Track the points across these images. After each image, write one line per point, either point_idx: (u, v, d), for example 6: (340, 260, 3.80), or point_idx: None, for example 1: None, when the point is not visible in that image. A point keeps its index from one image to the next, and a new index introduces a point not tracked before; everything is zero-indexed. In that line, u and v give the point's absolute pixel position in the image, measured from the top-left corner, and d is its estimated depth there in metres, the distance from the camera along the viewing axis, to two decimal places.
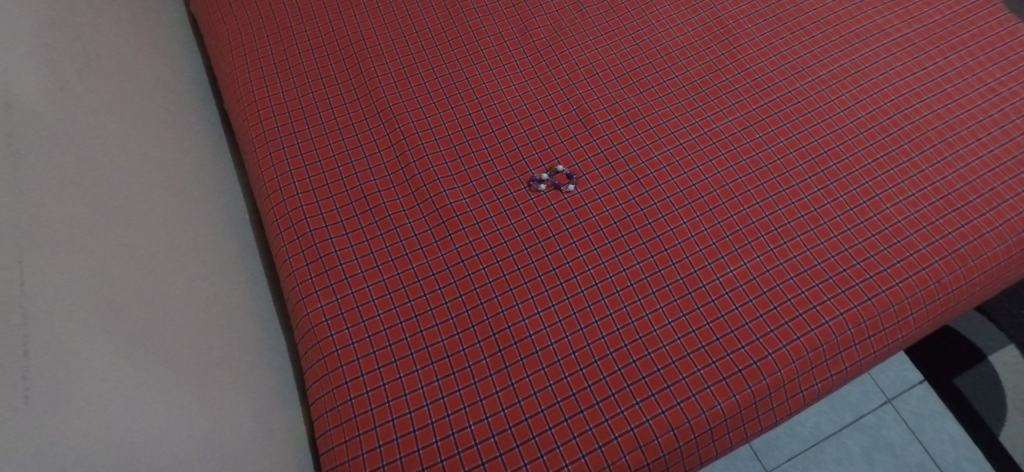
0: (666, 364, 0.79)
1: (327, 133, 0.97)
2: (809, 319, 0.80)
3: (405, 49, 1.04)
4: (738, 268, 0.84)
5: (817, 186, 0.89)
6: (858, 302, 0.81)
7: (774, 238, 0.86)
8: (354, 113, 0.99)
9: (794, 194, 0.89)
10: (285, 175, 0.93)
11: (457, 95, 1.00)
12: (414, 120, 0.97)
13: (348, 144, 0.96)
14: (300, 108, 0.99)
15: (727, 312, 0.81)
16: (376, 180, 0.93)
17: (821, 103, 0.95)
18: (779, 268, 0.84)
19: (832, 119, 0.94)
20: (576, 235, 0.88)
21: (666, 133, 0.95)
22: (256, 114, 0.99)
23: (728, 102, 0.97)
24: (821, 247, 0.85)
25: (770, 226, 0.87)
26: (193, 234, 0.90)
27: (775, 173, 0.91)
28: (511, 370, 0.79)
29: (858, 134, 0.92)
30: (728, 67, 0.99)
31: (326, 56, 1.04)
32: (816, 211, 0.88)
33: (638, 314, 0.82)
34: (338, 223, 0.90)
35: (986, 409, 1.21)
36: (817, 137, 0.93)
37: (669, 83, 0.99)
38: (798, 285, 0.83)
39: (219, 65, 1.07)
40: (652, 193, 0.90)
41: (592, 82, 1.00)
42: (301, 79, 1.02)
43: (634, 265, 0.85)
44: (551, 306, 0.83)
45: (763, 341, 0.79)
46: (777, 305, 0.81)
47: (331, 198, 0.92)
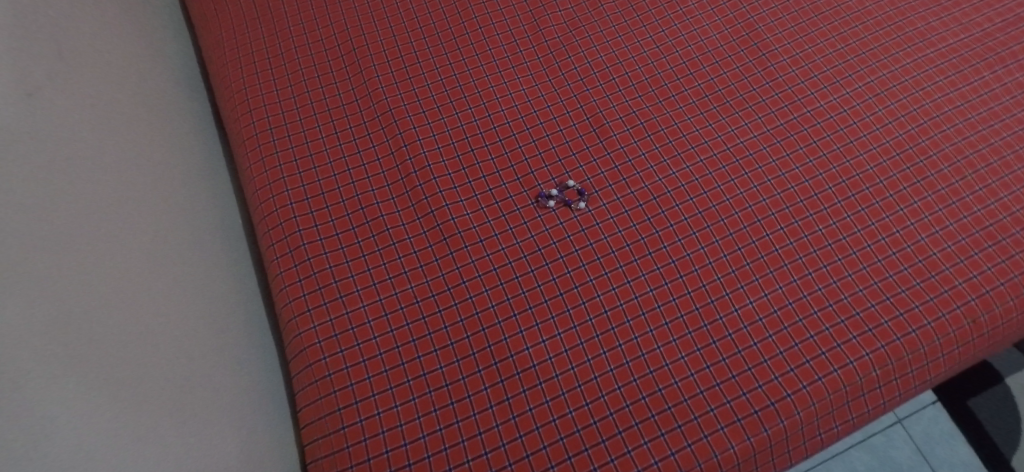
0: (678, 402, 0.73)
1: (324, 138, 0.91)
2: (833, 359, 0.75)
3: (408, 48, 0.98)
4: (758, 299, 0.79)
5: (847, 211, 0.83)
6: (886, 342, 0.76)
7: (799, 268, 0.80)
8: (353, 116, 0.93)
9: (822, 220, 0.83)
10: (279, 182, 0.88)
11: (462, 98, 0.93)
12: (416, 125, 0.91)
13: (345, 151, 0.90)
14: (295, 109, 0.93)
15: (745, 347, 0.76)
16: (374, 190, 0.88)
17: (855, 120, 0.88)
18: (802, 301, 0.78)
19: (867, 138, 0.87)
20: (585, 257, 0.83)
21: (686, 147, 0.89)
22: (250, 113, 0.93)
23: (755, 115, 0.90)
24: (849, 279, 0.79)
25: (795, 254, 0.81)
26: (170, 249, 0.86)
27: (803, 196, 0.84)
28: (512, 403, 0.75)
29: (894, 156, 0.86)
30: (756, 76, 0.92)
31: (325, 54, 0.98)
32: (846, 239, 0.81)
33: (649, 346, 0.77)
34: (333, 237, 0.85)
35: (1002, 435, 1.15)
36: (850, 157, 0.86)
37: (691, 92, 0.92)
38: (823, 321, 0.77)
39: (211, 57, 1.01)
40: (668, 214, 0.85)
41: (609, 89, 0.93)
42: (297, 78, 0.96)
43: (647, 293, 0.80)
44: (557, 335, 0.78)
45: (782, 380, 0.74)
46: (799, 343, 0.76)
47: (326, 209, 0.86)
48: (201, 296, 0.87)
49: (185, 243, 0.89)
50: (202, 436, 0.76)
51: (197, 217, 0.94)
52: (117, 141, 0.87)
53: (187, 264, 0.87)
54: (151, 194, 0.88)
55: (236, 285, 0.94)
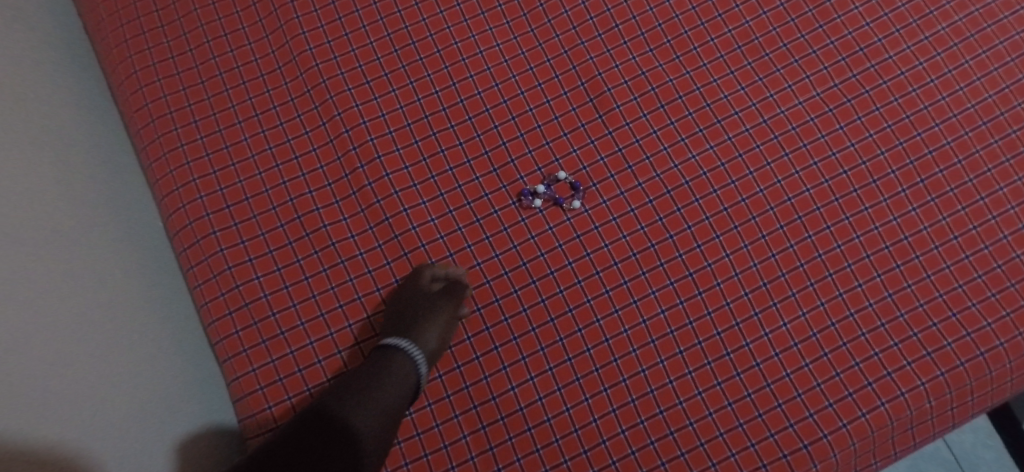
0: (693, 446, 0.64)
1: (244, 129, 0.76)
2: (880, 390, 0.64)
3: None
4: (793, 321, 0.67)
5: (913, 203, 0.68)
6: (946, 369, 0.64)
7: (846, 278, 0.67)
8: (281, 103, 0.77)
9: (879, 215, 0.68)
10: (188, 186, 0.74)
11: (417, 61, 0.77)
12: (358, 102, 0.76)
13: (266, 144, 0.75)
14: (205, 97, 0.78)
15: (775, 380, 0.65)
16: (312, 192, 0.73)
17: (934, 77, 0.70)
18: (848, 321, 0.66)
19: (947, 102, 0.70)
20: (581, 272, 0.69)
21: (710, 121, 0.72)
22: (148, 104, 0.78)
23: (801, 72, 0.72)
24: (908, 292, 0.66)
25: (842, 261, 0.67)
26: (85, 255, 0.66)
27: (858, 183, 0.69)
28: (497, 453, 0.65)
29: (963, 135, 0.69)
30: (806, 17, 0.73)
31: (240, 24, 0.81)
32: (908, 241, 0.67)
33: (659, 381, 0.66)
34: (265, 255, 0.71)
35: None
36: (921, 128, 0.69)
37: (718, 43, 0.74)
38: (871, 345, 0.65)
39: (94, 26, 0.83)
40: (685, 212, 0.70)
41: (610, 41, 0.76)
42: (203, 55, 0.80)
43: (657, 316, 0.68)
44: (548, 371, 0.67)
45: (817, 418, 0.64)
46: (840, 372, 0.65)
47: (253, 220, 0.73)
48: (130, 313, 0.68)
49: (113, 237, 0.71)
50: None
51: (110, 209, 0.74)
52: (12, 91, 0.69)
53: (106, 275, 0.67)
54: (43, 178, 0.66)
55: (165, 296, 0.74)
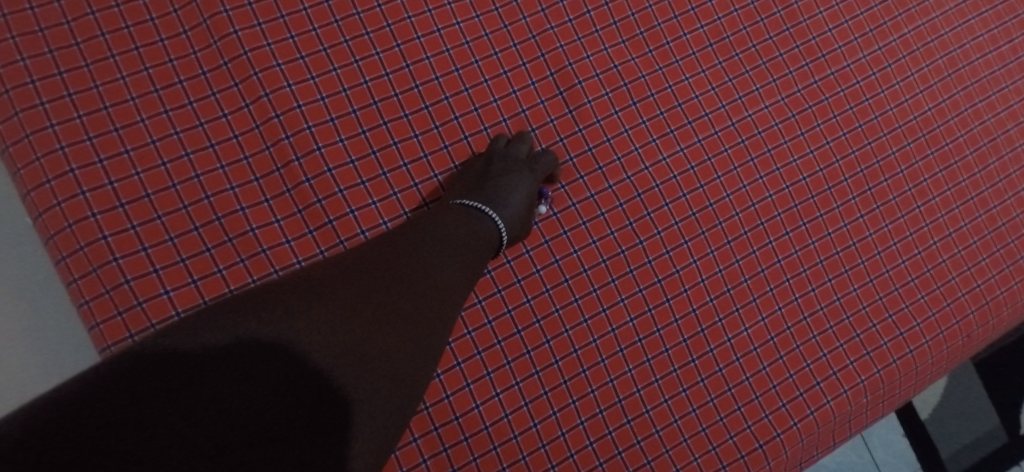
0: (659, 454, 0.64)
1: (138, 104, 0.59)
2: (828, 389, 0.67)
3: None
4: (753, 325, 0.68)
5: (860, 210, 0.71)
6: (882, 366, 0.68)
7: (802, 283, 0.69)
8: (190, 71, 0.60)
9: (832, 222, 0.70)
10: (63, 178, 0.55)
11: (364, 34, 0.64)
12: (291, 80, 0.61)
13: (170, 118, 0.59)
14: (72, 43, 0.58)
15: (735, 384, 0.66)
16: (234, 187, 0.59)
17: (884, 87, 0.73)
18: (801, 325, 0.68)
19: (893, 112, 0.73)
20: (549, 280, 0.65)
21: (681, 122, 0.69)
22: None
23: (768, 75, 0.72)
24: (854, 295, 0.69)
25: (798, 266, 0.69)
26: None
27: (814, 190, 0.70)
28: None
29: (905, 145, 0.72)
30: (774, 18, 0.73)
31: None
32: (855, 247, 0.70)
33: (627, 391, 0.64)
34: (176, 265, 0.56)
35: (934, 411, 0.95)
36: (872, 137, 0.72)
37: (691, 39, 0.71)
38: (820, 346, 0.68)
39: None
40: (655, 217, 0.67)
41: (580, 28, 0.69)
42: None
43: (626, 324, 0.65)
44: (514, 385, 0.63)
45: (773, 418, 0.66)
46: (794, 374, 0.67)
47: (158, 222, 0.57)
48: None
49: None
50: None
51: None
52: None
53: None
54: None
55: None
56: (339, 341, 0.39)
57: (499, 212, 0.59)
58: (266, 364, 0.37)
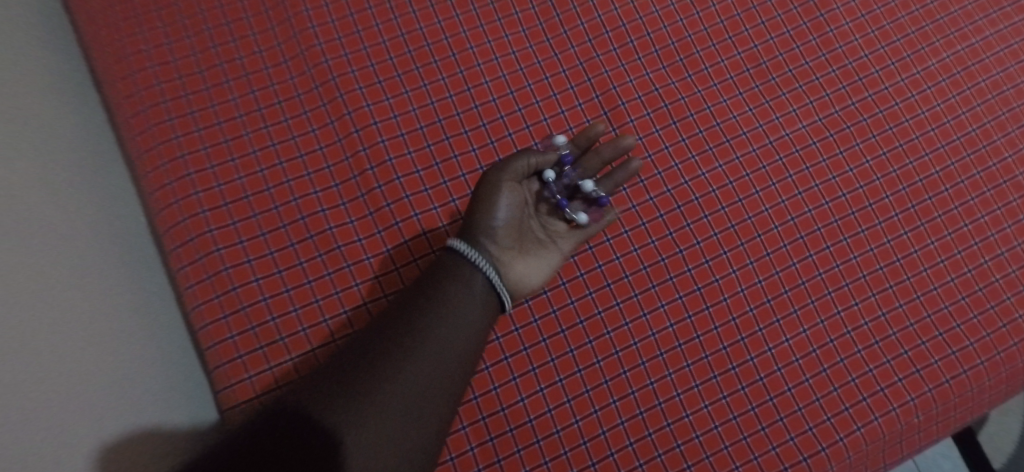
0: (699, 459, 0.64)
1: (246, 123, 0.71)
2: (874, 405, 0.66)
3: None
4: (794, 337, 0.68)
5: (903, 227, 0.72)
6: (934, 385, 0.67)
7: (844, 297, 0.70)
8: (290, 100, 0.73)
9: (873, 237, 0.71)
10: (182, 180, 0.68)
11: (432, 63, 0.75)
12: (369, 102, 0.73)
13: (267, 140, 0.71)
14: (197, 71, 0.73)
15: (777, 394, 0.67)
16: (318, 192, 0.69)
17: (924, 108, 0.75)
18: (845, 338, 0.68)
19: (934, 132, 0.74)
20: (593, 284, 0.70)
21: (719, 140, 0.74)
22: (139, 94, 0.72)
23: (806, 98, 0.75)
24: (900, 312, 0.69)
25: (840, 280, 0.70)
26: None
27: (854, 206, 0.72)
28: (505, 466, 0.64)
29: (948, 164, 0.73)
30: (809, 46, 0.77)
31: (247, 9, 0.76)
32: (900, 263, 0.70)
33: (666, 394, 0.66)
34: (265, 255, 0.66)
35: (1008, 462, 0.89)
36: (913, 157, 0.73)
37: (728, 64, 0.76)
38: (865, 361, 0.68)
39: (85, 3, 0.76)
40: (694, 228, 0.71)
41: (625, 56, 0.76)
42: (202, 42, 0.74)
43: (666, 329, 0.68)
44: (556, 382, 0.66)
45: (817, 431, 0.65)
46: (838, 388, 0.67)
47: (255, 219, 0.67)
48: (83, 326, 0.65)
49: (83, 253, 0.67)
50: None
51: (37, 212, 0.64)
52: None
53: (69, 299, 0.64)
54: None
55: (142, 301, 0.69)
56: (326, 395, 0.51)
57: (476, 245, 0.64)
58: (278, 421, 0.50)
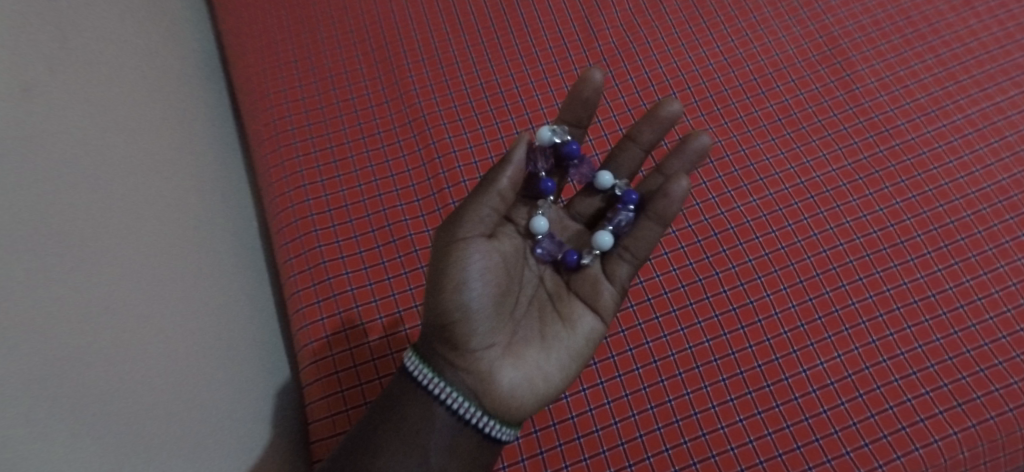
0: (753, 464, 0.60)
1: (348, 137, 0.79)
2: (952, 420, 0.61)
3: (410, 39, 0.84)
4: (847, 353, 0.65)
5: (953, 256, 0.70)
6: (1014, 406, 0.62)
7: (896, 320, 0.67)
8: (379, 118, 0.79)
9: (940, 259, 0.70)
10: (298, 190, 0.76)
11: (505, 107, 0.79)
12: (448, 126, 0.78)
13: (356, 151, 0.78)
14: (316, 104, 0.81)
15: (831, 407, 0.62)
16: (403, 205, 0.75)
17: (981, 144, 0.75)
18: (916, 352, 0.65)
19: (994, 166, 0.74)
20: (650, 290, 0.69)
21: (753, 179, 0.75)
22: (269, 109, 0.81)
23: (866, 132, 0.76)
24: (954, 337, 0.66)
25: (908, 297, 0.68)
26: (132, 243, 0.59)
27: (920, 230, 0.72)
28: (528, 466, 0.61)
29: (996, 204, 0.73)
30: (868, 87, 0.78)
31: (341, 58, 0.84)
32: (951, 290, 0.68)
33: (703, 405, 0.63)
34: (356, 254, 0.72)
35: None
36: (974, 188, 0.73)
37: (792, 102, 0.78)
38: (939, 376, 0.64)
39: (229, 40, 0.88)
40: (747, 247, 0.71)
41: (682, 98, 0.79)
42: (319, 64, 0.83)
43: (720, 337, 0.66)
44: (599, 383, 0.64)
45: (873, 447, 0.61)
46: (893, 406, 0.62)
47: (350, 223, 0.74)
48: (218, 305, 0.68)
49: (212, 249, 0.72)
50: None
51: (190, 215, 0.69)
52: (135, 95, 0.70)
53: (194, 276, 0.66)
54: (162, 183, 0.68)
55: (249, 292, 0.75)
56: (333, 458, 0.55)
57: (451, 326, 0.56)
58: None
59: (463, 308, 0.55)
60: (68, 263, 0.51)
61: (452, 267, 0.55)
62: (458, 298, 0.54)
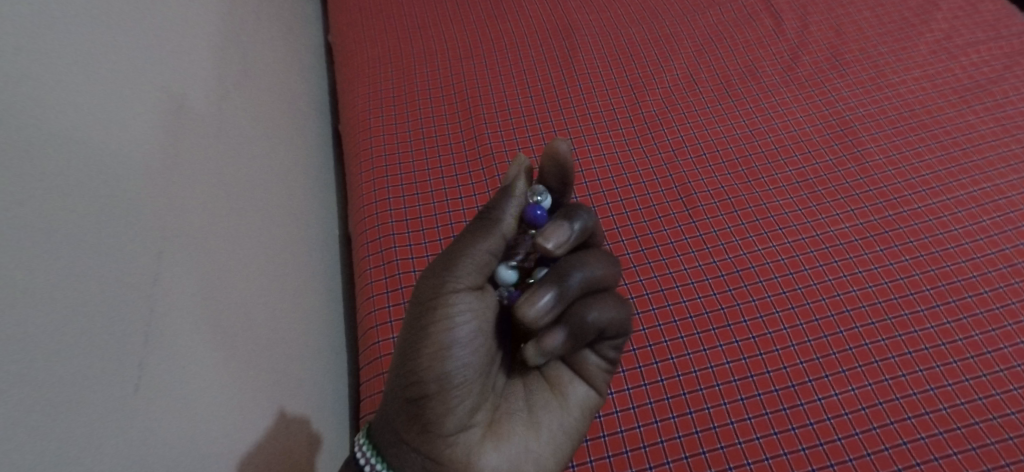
0: None
1: (429, 167, 0.94)
2: (966, 462, 0.67)
3: (487, 97, 1.00)
4: (861, 387, 0.72)
5: (962, 312, 0.76)
6: None
7: (907, 363, 0.73)
8: (456, 154, 0.95)
9: (950, 313, 0.77)
10: (384, 203, 0.91)
11: None
12: (512, 163, 0.92)
13: (433, 177, 0.93)
14: (405, 141, 0.98)
15: (845, 436, 0.69)
16: (467, 221, 0.88)
17: (984, 217, 0.84)
18: (929, 394, 0.71)
19: (997, 237, 0.82)
20: (677, 313, 0.79)
21: (774, 228, 0.85)
22: (369, 141, 0.98)
23: (875, 199, 0.87)
24: (966, 384, 0.72)
25: (919, 343, 0.75)
26: (228, 215, 0.76)
27: (929, 285, 0.79)
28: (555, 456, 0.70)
29: (1001, 267, 0.80)
30: (877, 162, 0.89)
31: (430, 105, 1.01)
32: (961, 341, 0.74)
33: (722, 420, 0.71)
34: (424, 257, 0.85)
35: None
36: (979, 254, 0.81)
37: (809, 169, 0.90)
38: (952, 418, 0.69)
39: (344, 91, 1.08)
40: (766, 284, 0.80)
41: (712, 160, 0.92)
42: (412, 110, 1.01)
43: (740, 360, 0.74)
44: (626, 389, 0.74)
45: None
46: (907, 442, 0.68)
47: (423, 232, 0.88)
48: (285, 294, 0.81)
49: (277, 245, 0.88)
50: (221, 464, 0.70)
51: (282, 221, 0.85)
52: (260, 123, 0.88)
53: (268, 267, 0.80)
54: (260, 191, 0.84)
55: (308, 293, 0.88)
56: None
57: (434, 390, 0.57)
58: None
59: (442, 379, 0.56)
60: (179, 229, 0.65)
61: (436, 335, 0.56)
62: (441, 369, 0.56)
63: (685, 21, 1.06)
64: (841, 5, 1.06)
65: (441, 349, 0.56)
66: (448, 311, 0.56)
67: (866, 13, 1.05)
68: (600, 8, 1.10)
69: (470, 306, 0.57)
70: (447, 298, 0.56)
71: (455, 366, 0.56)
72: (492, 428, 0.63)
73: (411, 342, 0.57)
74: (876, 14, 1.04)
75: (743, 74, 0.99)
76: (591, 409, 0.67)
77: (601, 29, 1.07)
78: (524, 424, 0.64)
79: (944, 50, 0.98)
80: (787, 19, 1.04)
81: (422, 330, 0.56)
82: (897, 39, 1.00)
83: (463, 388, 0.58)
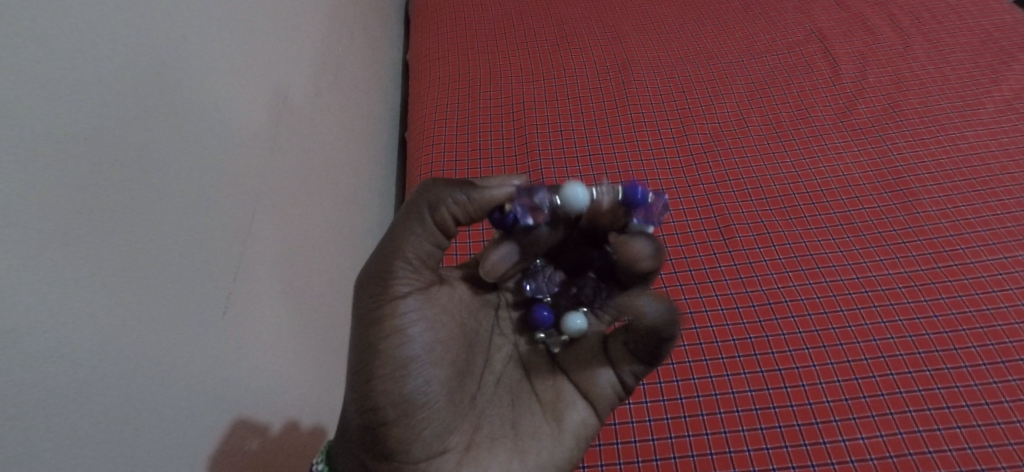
0: None
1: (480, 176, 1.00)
2: None
3: (541, 119, 1.06)
4: (890, 434, 0.69)
5: (1010, 373, 0.72)
6: None
7: (945, 417, 0.70)
8: (507, 165, 1.01)
9: (996, 372, 0.72)
10: None
11: (604, 175, 0.97)
12: (558, 177, 0.97)
13: None
14: (462, 152, 1.04)
15: None
16: None
17: None
18: (966, 453, 0.67)
19: None
20: (704, 337, 0.79)
21: (811, 265, 0.84)
22: (429, 150, 1.06)
23: (924, 248, 0.84)
24: (1010, 449, 0.67)
25: (960, 399, 0.71)
26: (275, 199, 0.86)
27: (975, 341, 0.75)
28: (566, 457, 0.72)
29: None
30: (929, 213, 0.87)
31: (489, 122, 1.08)
32: (1008, 404, 0.70)
33: (739, 446, 0.70)
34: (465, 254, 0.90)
35: None
36: None
37: (855, 213, 0.89)
38: None
39: (415, 107, 1.18)
40: (798, 320, 0.79)
41: (754, 195, 0.93)
42: (472, 126, 1.08)
43: (763, 390, 0.74)
44: (643, 402, 0.75)
45: None
46: None
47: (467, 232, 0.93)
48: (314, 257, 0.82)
49: (316, 236, 0.98)
50: (260, 409, 0.77)
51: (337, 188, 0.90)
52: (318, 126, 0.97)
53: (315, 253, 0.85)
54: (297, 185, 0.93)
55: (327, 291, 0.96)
56: None
57: (397, 406, 0.59)
58: None
59: (399, 403, 0.59)
60: (212, 199, 0.71)
61: (386, 355, 0.59)
62: (399, 383, 0.59)
63: (741, 64, 1.10)
64: (904, 58, 1.06)
65: (394, 368, 0.59)
66: (391, 327, 0.59)
67: (930, 68, 1.04)
68: (659, 47, 1.16)
69: (415, 322, 0.60)
70: (389, 310, 0.60)
71: (409, 387, 0.59)
72: (470, 452, 0.63)
73: (362, 365, 0.59)
74: (941, 70, 1.04)
75: (794, 117, 1.01)
76: (586, 437, 0.65)
77: (657, 65, 1.12)
78: (507, 448, 0.64)
79: (1011, 110, 0.96)
80: (844, 69, 1.06)
81: (374, 348, 0.59)
82: (961, 95, 0.99)
83: (424, 409, 0.60)
